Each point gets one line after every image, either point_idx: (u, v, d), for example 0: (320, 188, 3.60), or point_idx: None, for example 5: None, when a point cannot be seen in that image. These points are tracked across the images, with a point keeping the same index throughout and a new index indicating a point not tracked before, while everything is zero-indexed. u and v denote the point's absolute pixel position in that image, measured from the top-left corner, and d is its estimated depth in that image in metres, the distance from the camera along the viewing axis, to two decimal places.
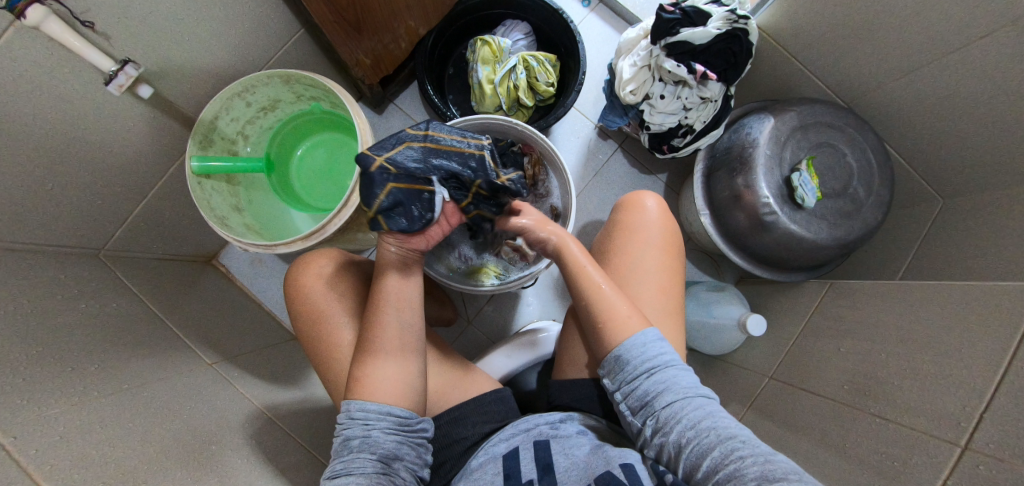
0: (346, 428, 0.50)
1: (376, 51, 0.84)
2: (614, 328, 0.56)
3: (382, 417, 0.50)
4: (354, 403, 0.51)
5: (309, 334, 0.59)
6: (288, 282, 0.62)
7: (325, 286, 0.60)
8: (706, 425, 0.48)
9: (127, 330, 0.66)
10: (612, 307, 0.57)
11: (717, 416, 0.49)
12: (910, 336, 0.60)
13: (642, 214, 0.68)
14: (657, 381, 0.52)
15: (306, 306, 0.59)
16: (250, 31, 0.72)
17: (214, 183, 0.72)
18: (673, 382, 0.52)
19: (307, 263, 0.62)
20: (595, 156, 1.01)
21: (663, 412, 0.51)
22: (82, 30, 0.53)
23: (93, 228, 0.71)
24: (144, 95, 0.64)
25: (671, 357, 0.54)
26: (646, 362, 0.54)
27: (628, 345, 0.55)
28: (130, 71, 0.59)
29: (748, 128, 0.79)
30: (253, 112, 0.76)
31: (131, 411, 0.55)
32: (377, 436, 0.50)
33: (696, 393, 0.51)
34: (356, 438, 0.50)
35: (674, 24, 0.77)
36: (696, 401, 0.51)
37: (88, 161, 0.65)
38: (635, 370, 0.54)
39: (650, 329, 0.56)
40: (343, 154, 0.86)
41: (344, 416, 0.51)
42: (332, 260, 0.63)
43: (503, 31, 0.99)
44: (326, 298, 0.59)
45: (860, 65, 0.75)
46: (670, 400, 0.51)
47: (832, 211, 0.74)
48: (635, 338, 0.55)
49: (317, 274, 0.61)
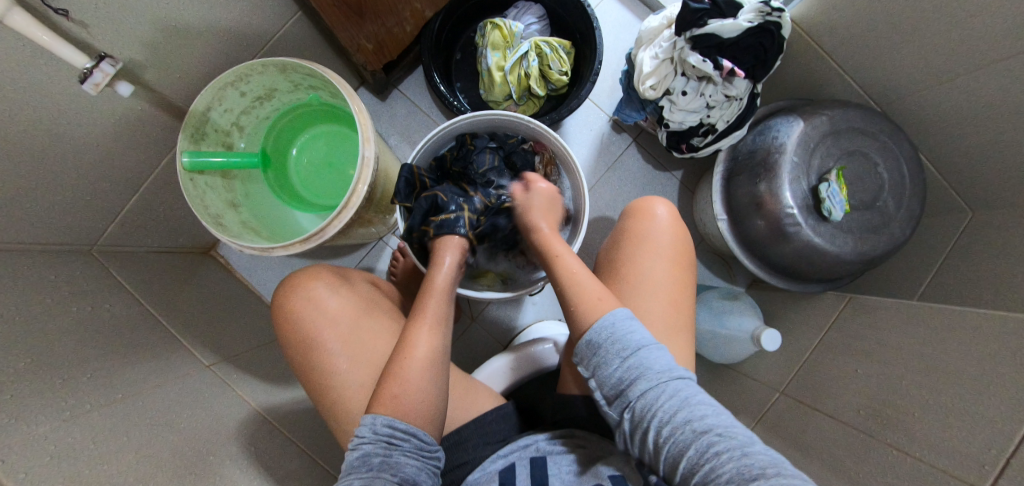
0: (367, 442, 0.48)
1: (380, 36, 0.78)
2: (584, 309, 0.53)
3: (407, 438, 0.48)
4: (380, 417, 0.48)
5: (301, 363, 0.56)
6: (277, 304, 0.59)
7: (317, 312, 0.57)
8: (682, 419, 0.45)
9: (121, 333, 0.64)
10: (582, 289, 0.55)
11: (694, 404, 0.46)
12: (933, 364, 0.58)
13: (651, 222, 0.62)
14: (630, 368, 0.49)
15: (294, 332, 0.57)
16: (242, 14, 0.67)
17: (208, 179, 0.68)
18: (647, 367, 0.48)
19: (294, 284, 0.59)
20: (608, 151, 0.97)
21: (638, 403, 0.47)
22: (55, 18, 0.48)
23: (83, 223, 0.67)
24: (125, 94, 0.55)
25: (645, 339, 0.50)
26: (617, 347, 0.50)
27: (599, 330, 0.51)
28: (107, 67, 0.52)
29: (775, 130, 0.74)
30: (248, 102, 0.71)
31: (124, 425, 0.54)
32: (400, 459, 0.47)
33: (672, 376, 0.48)
34: (379, 455, 0.47)
35: (702, 15, 0.71)
36: (672, 386, 0.47)
37: (73, 155, 0.61)
38: (609, 359, 0.50)
39: (621, 309, 0.52)
40: (344, 147, 0.82)
41: (366, 428, 0.48)
42: (322, 281, 0.59)
43: (515, 13, 0.93)
44: (319, 321, 0.56)
45: (901, 65, 0.69)
46: (644, 390, 0.47)
47: (859, 224, 0.70)
48: (606, 318, 0.51)
49: (306, 294, 0.58)
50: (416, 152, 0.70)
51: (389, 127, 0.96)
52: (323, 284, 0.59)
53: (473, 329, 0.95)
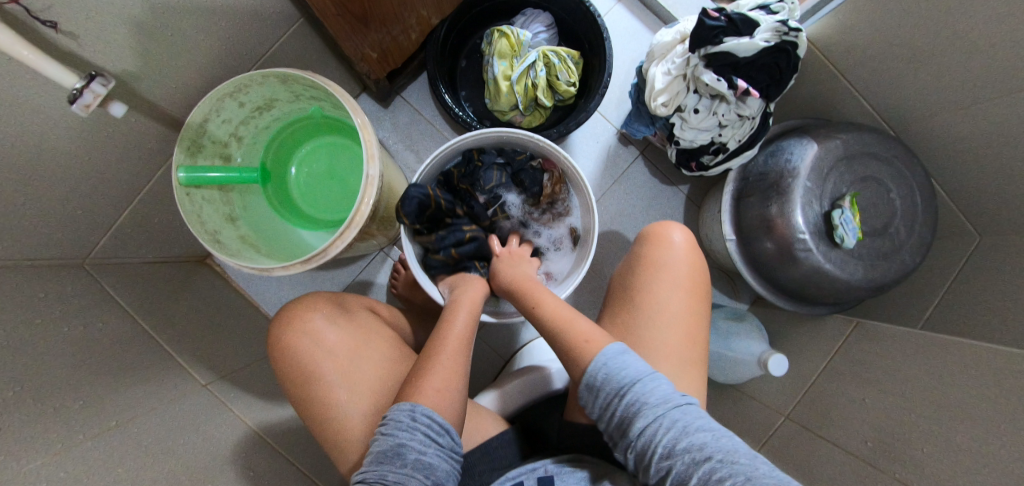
0: (407, 433, 0.46)
1: (384, 44, 0.76)
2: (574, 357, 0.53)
3: (443, 434, 0.48)
4: (419, 406, 0.48)
5: (300, 397, 0.55)
6: (273, 335, 0.57)
7: (316, 342, 0.56)
8: (682, 449, 0.44)
9: (114, 354, 0.62)
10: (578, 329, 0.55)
11: (693, 432, 0.45)
12: (943, 398, 0.57)
13: (668, 249, 0.62)
14: (627, 406, 0.48)
15: (292, 366, 0.55)
16: (242, 21, 0.64)
17: (205, 194, 0.66)
18: (642, 403, 0.47)
19: (289, 317, 0.58)
20: (614, 164, 0.95)
21: (638, 440, 0.47)
22: (43, 30, 0.45)
23: (75, 237, 0.65)
24: (117, 114, 0.51)
25: (640, 370, 0.49)
26: (613, 384, 0.49)
27: (594, 369, 0.51)
28: (99, 87, 0.48)
29: (788, 152, 0.73)
30: (247, 112, 0.69)
31: (118, 455, 0.52)
32: (434, 458, 0.46)
33: (670, 406, 0.47)
34: (414, 452, 0.46)
35: (718, 32, 0.69)
36: (671, 418, 0.46)
37: (63, 168, 0.58)
38: (607, 398, 0.50)
39: (612, 348, 0.51)
40: (346, 159, 0.79)
41: (405, 415, 0.47)
42: (321, 312, 0.59)
43: (522, 20, 0.90)
44: (318, 354, 0.55)
45: (917, 90, 0.68)
46: (643, 426, 0.47)
47: (870, 250, 0.70)
48: (598, 359, 0.51)
49: (302, 327, 0.57)
50: (422, 170, 0.68)
51: (392, 134, 0.94)
52: (320, 316, 0.58)
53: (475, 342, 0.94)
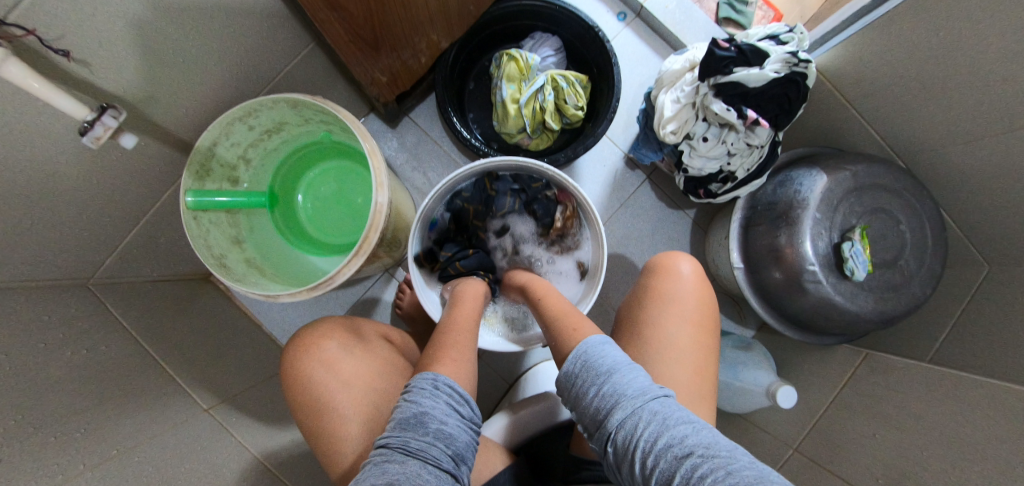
0: (429, 400, 0.47)
1: (394, 68, 0.76)
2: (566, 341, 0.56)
3: (463, 404, 0.48)
4: (441, 376, 0.50)
5: (310, 429, 0.54)
6: (286, 364, 0.57)
7: (330, 370, 0.55)
8: (661, 443, 0.42)
9: (116, 378, 0.61)
10: (569, 318, 0.59)
11: (671, 425, 0.43)
12: (957, 437, 0.56)
13: (676, 281, 0.62)
14: (605, 397, 0.48)
15: (304, 396, 0.54)
16: (254, 46, 0.64)
17: (212, 217, 0.65)
18: (620, 392, 0.47)
19: (304, 345, 0.58)
20: (621, 188, 0.95)
21: (617, 433, 0.46)
22: (56, 59, 0.45)
23: (81, 259, 0.64)
24: (129, 146, 0.51)
25: (618, 362, 0.50)
26: (593, 374, 0.50)
27: (577, 357, 0.52)
28: (110, 120, 0.48)
29: (797, 183, 0.73)
30: (257, 135, 0.69)
31: (117, 485, 0.51)
32: (456, 427, 0.46)
33: (647, 397, 0.46)
34: (437, 420, 0.45)
35: (728, 63, 0.70)
36: (648, 408, 0.45)
37: (72, 193, 0.58)
38: (587, 391, 0.50)
39: (596, 337, 0.54)
40: (355, 181, 0.79)
41: (427, 384, 0.48)
42: (336, 340, 0.59)
43: (531, 44, 0.90)
44: (331, 385, 0.54)
45: (926, 122, 0.68)
46: (619, 416, 0.46)
47: (881, 283, 0.69)
48: (579, 346, 0.53)
49: (316, 356, 0.56)
50: (434, 192, 0.68)
51: (399, 155, 0.94)
52: (336, 345, 0.58)
53: (479, 365, 0.93)
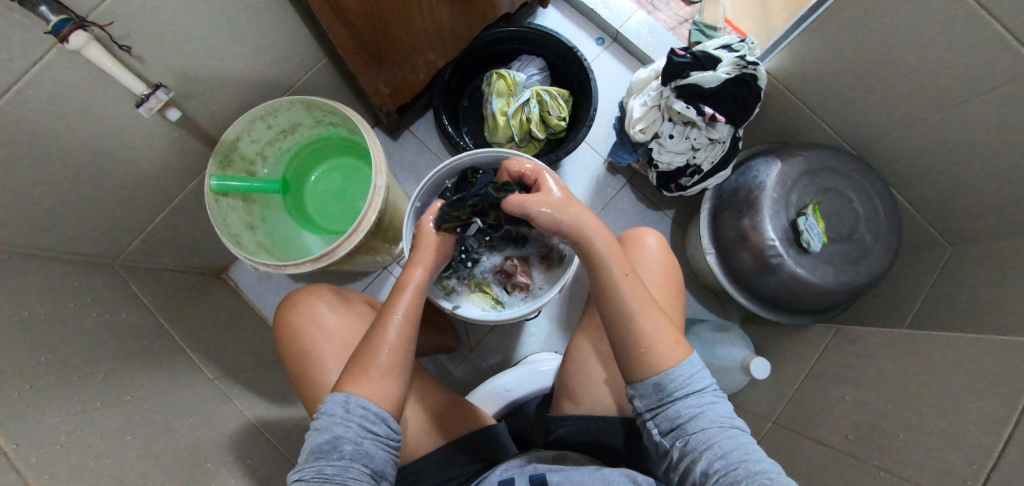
0: (340, 426, 0.48)
1: (395, 81, 0.87)
2: (658, 355, 0.51)
3: (378, 422, 0.49)
4: (354, 397, 0.50)
5: (299, 374, 0.60)
6: (279, 318, 0.63)
7: (314, 326, 0.61)
8: (738, 457, 0.44)
9: (132, 342, 0.66)
10: (647, 331, 0.52)
11: (750, 449, 0.45)
12: (917, 386, 0.59)
13: (642, 251, 0.71)
14: (690, 405, 0.49)
15: (294, 345, 0.61)
16: (276, 59, 0.76)
17: (230, 201, 0.74)
18: (709, 408, 0.49)
19: (296, 302, 0.64)
20: (603, 191, 1.03)
21: (694, 436, 0.47)
22: (119, 53, 0.56)
23: (110, 238, 0.73)
24: (172, 118, 0.64)
25: (710, 384, 0.51)
26: (683, 383, 0.50)
27: (670, 365, 0.51)
28: (162, 95, 0.61)
29: (755, 171, 0.80)
30: (274, 135, 0.79)
31: (128, 424, 0.55)
32: (370, 447, 0.48)
33: (732, 422, 0.48)
34: (350, 443, 0.47)
35: (684, 67, 0.79)
36: (731, 430, 0.47)
37: (112, 174, 0.67)
38: (670, 393, 0.50)
39: (693, 355, 0.52)
40: (357, 179, 0.89)
41: (338, 408, 0.49)
42: (322, 298, 0.64)
43: (519, 65, 1.02)
44: (317, 338, 0.61)
45: (869, 112, 0.75)
46: (703, 426, 0.47)
47: (838, 256, 0.75)
48: (681, 366, 0.51)
49: (306, 310, 0.62)
50: (423, 184, 0.77)
51: (400, 163, 1.04)
52: (323, 303, 0.63)
53: (471, 358, 0.97)
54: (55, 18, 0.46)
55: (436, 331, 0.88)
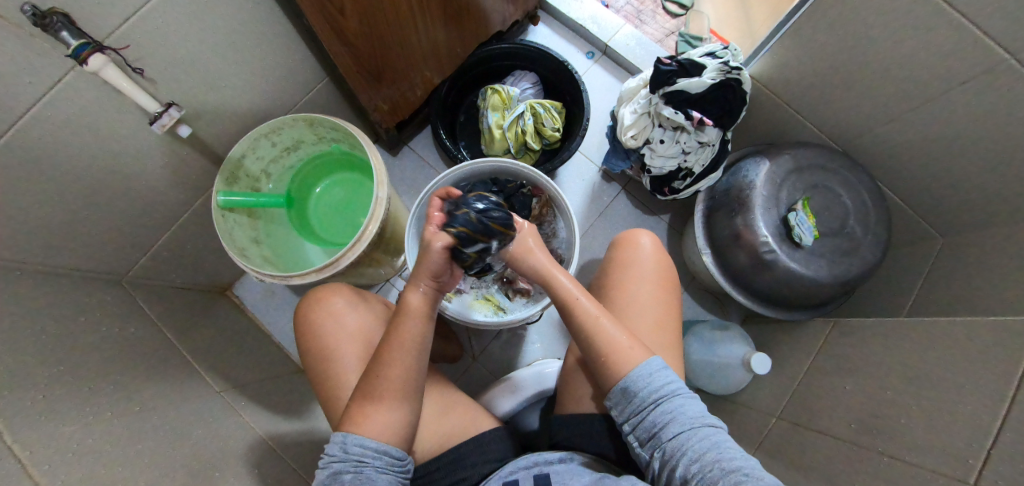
0: (338, 462, 0.50)
1: (394, 98, 0.91)
2: (615, 359, 0.54)
3: (378, 454, 0.51)
4: (351, 435, 0.51)
5: (317, 368, 0.65)
6: (302, 314, 0.69)
7: (334, 323, 0.66)
8: (711, 458, 0.45)
9: (141, 355, 0.68)
10: (611, 338, 0.55)
11: (724, 447, 0.47)
12: (917, 371, 0.60)
13: (636, 251, 0.73)
14: (662, 412, 0.50)
15: (315, 339, 0.66)
16: (280, 81, 0.79)
17: (236, 217, 0.77)
18: (679, 412, 0.50)
19: (318, 298, 0.69)
20: (600, 199, 1.05)
21: (669, 444, 0.48)
22: (133, 76, 0.59)
23: (119, 255, 0.75)
24: (184, 134, 0.68)
25: (678, 385, 0.52)
26: (652, 389, 0.51)
27: (637, 375, 0.52)
28: (175, 113, 0.64)
29: (745, 171, 0.83)
30: (278, 152, 0.82)
31: (138, 433, 0.56)
32: (371, 475, 0.50)
33: (702, 421, 0.49)
34: (349, 476, 0.49)
35: (671, 75, 0.82)
36: (703, 430, 0.48)
37: (123, 192, 0.69)
38: (642, 403, 0.51)
39: (655, 357, 0.54)
40: (360, 193, 0.91)
41: (337, 446, 0.51)
42: (342, 296, 0.69)
43: (512, 80, 1.06)
44: (340, 334, 0.66)
45: (850, 110, 0.78)
46: (675, 432, 0.49)
47: (830, 249, 0.77)
48: (641, 368, 0.53)
49: (327, 307, 0.68)
50: (423, 196, 0.79)
51: (401, 178, 1.07)
52: (342, 300, 0.69)
53: (475, 367, 0.98)
54: (76, 43, 0.49)
55: (442, 338, 0.89)
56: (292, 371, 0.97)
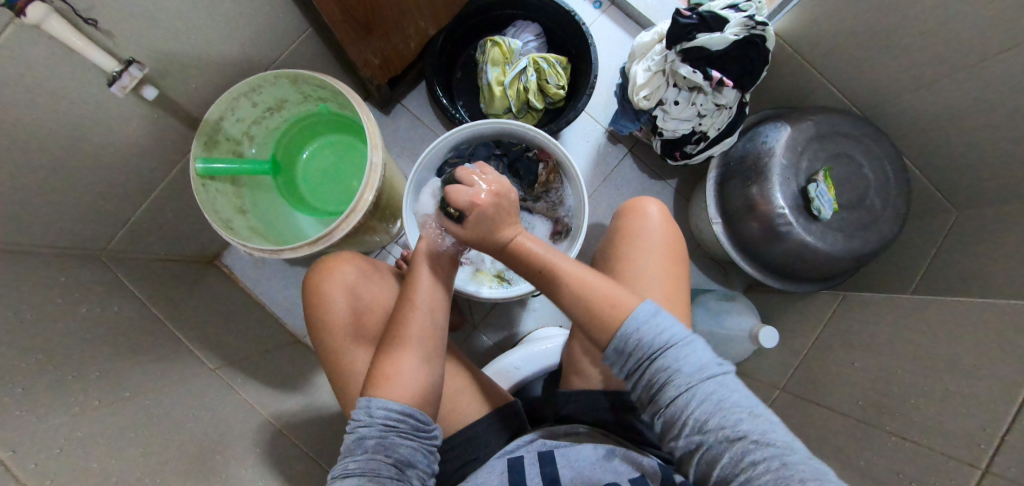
0: (363, 426, 0.47)
1: (385, 51, 0.82)
2: (596, 326, 0.46)
3: (403, 420, 0.48)
4: (376, 400, 0.48)
5: (323, 343, 0.62)
6: (310, 282, 0.65)
7: (344, 295, 0.63)
8: (716, 425, 0.40)
9: (126, 336, 0.64)
10: (586, 303, 0.47)
11: (729, 408, 0.40)
12: (929, 350, 0.59)
13: (645, 220, 0.70)
14: (658, 369, 0.42)
15: (322, 311, 0.63)
16: (256, 32, 0.70)
17: (218, 185, 0.71)
18: (678, 369, 0.42)
19: (325, 267, 0.65)
20: (605, 162, 1.00)
21: (669, 407, 0.42)
22: (83, 27, 0.51)
23: (93, 228, 0.69)
24: (150, 96, 0.62)
25: (676, 333, 0.44)
26: (644, 343, 0.44)
27: (624, 331, 0.44)
28: (135, 72, 0.57)
29: (764, 136, 0.78)
30: (260, 112, 0.74)
31: (132, 421, 0.53)
32: (396, 440, 0.47)
33: (705, 375, 0.42)
34: (375, 438, 0.47)
35: (690, 29, 0.74)
36: (707, 387, 0.41)
37: (87, 160, 0.63)
38: (636, 360, 0.44)
39: (645, 309, 0.45)
40: (351, 157, 0.85)
41: (361, 411, 0.48)
42: (353, 267, 0.66)
43: (514, 31, 0.97)
44: (347, 310, 0.62)
45: (878, 72, 0.73)
46: (676, 394, 0.41)
47: (848, 223, 0.74)
48: (628, 328, 0.45)
49: (336, 278, 0.64)
50: (420, 161, 0.74)
51: (394, 140, 1.01)
52: (352, 269, 0.65)
53: (477, 336, 0.97)
54: None
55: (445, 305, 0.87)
56: (290, 342, 0.94)
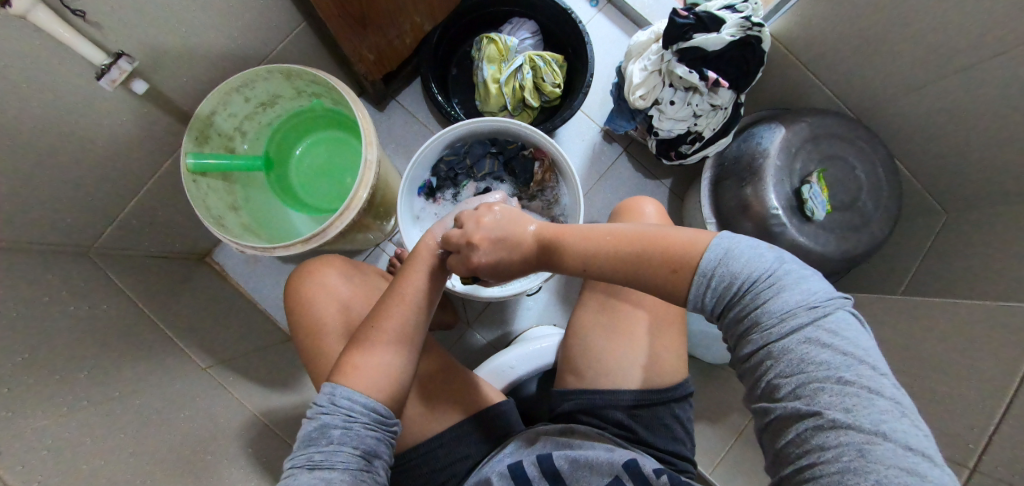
0: (325, 415, 0.45)
1: (380, 47, 0.81)
2: (667, 291, 0.44)
3: (367, 410, 0.47)
4: (340, 389, 0.47)
5: (306, 344, 0.62)
6: (292, 284, 0.65)
7: (325, 296, 0.63)
8: (790, 388, 0.37)
9: (116, 334, 0.63)
10: (647, 272, 0.44)
11: (809, 373, 0.36)
12: (919, 351, 0.60)
13: (638, 220, 0.69)
14: (738, 317, 0.41)
15: (304, 312, 0.63)
16: (249, 25, 0.69)
17: (209, 182, 0.70)
18: (756, 318, 0.39)
19: (308, 271, 0.66)
20: (600, 161, 1.00)
21: (748, 359, 0.40)
22: (71, 18, 0.50)
23: (81, 224, 0.67)
24: (138, 90, 0.61)
25: (760, 278, 0.40)
26: (717, 295, 0.42)
27: (694, 286, 0.42)
28: (124, 65, 0.56)
29: (759, 137, 0.79)
30: (252, 108, 0.73)
31: (121, 421, 0.53)
32: (360, 430, 0.45)
33: (786, 328, 0.38)
34: (338, 428, 0.45)
35: (687, 29, 0.74)
36: (789, 344, 0.38)
37: (75, 154, 0.61)
38: (716, 308, 0.43)
39: (715, 247, 0.42)
40: (345, 153, 0.84)
41: (324, 399, 0.46)
42: (336, 270, 0.66)
43: (509, 29, 0.97)
44: (330, 311, 0.62)
45: (871, 75, 0.73)
46: (753, 348, 0.39)
47: (840, 224, 0.75)
48: (698, 279, 0.42)
49: (318, 281, 0.64)
50: (416, 158, 0.73)
51: (389, 136, 1.00)
52: (334, 272, 0.66)
53: (471, 335, 0.96)
54: None
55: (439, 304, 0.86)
56: (282, 340, 0.93)
